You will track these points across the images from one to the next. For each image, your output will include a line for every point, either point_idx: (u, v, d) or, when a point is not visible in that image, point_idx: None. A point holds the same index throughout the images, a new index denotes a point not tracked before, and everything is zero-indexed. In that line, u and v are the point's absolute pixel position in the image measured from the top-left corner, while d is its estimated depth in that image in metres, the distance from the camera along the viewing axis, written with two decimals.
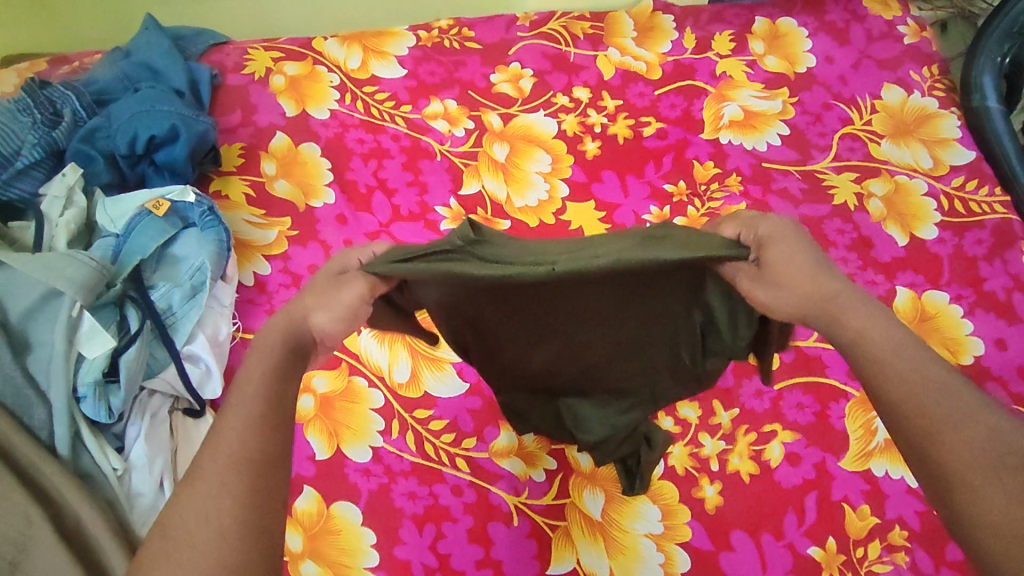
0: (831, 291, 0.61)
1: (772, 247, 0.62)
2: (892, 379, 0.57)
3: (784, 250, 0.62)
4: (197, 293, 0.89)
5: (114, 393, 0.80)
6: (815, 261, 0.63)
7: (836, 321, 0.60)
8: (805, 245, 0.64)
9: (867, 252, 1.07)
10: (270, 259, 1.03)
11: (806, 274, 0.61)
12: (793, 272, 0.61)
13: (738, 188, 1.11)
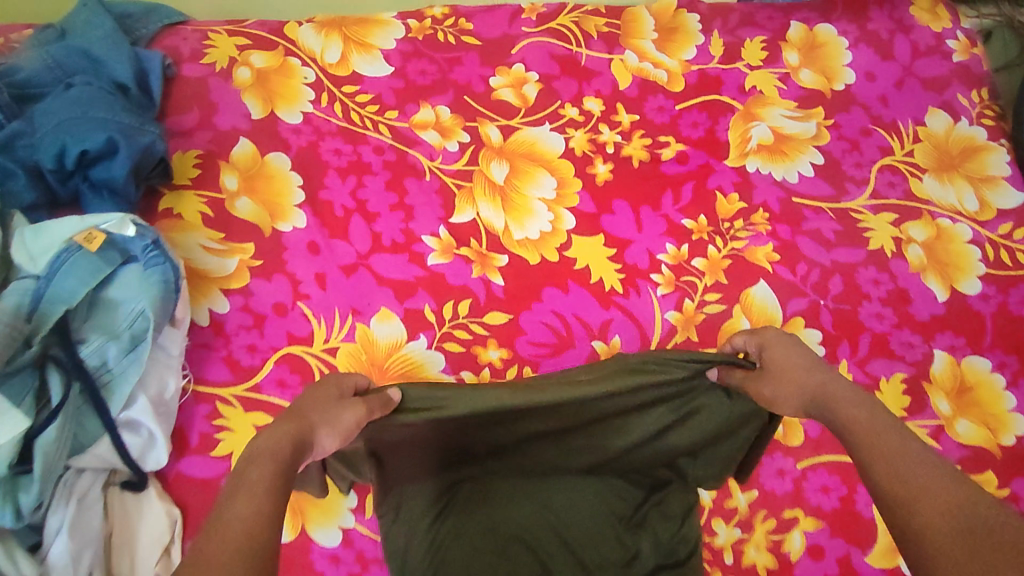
0: (831, 384, 0.67)
1: (773, 348, 0.76)
2: (883, 446, 0.57)
3: (778, 356, 0.75)
4: (138, 346, 0.76)
5: (26, 484, 0.68)
6: (824, 376, 0.69)
7: (831, 407, 0.66)
8: (809, 358, 0.73)
9: (904, 307, 0.96)
10: (228, 295, 0.89)
11: (804, 369, 0.71)
12: (791, 367, 0.72)
13: (765, 227, 0.99)
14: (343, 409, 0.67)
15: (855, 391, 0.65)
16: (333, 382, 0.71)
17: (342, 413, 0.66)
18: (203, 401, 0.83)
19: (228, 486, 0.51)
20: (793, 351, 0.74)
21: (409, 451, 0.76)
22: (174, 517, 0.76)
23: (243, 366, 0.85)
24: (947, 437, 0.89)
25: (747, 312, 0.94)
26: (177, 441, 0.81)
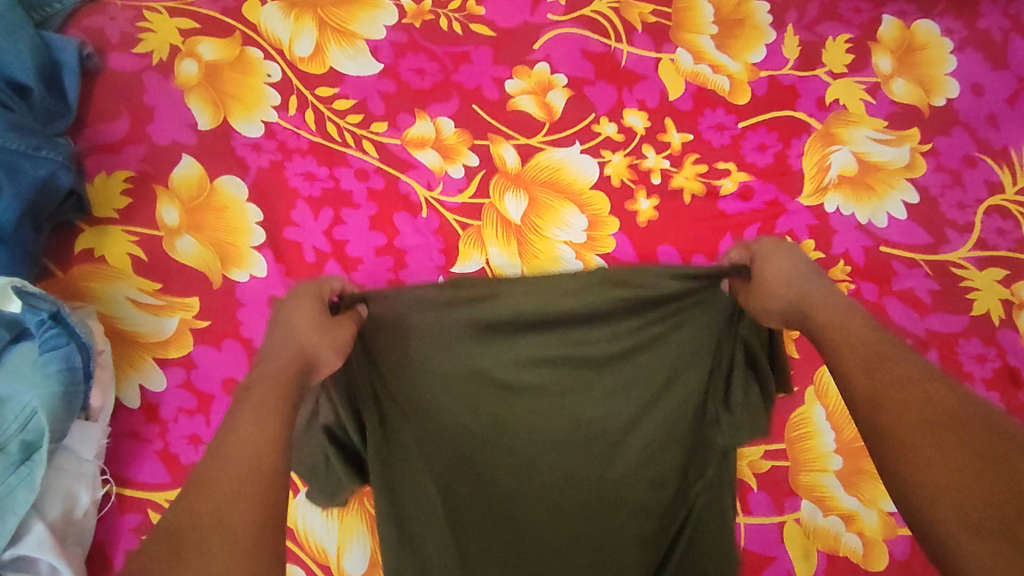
0: (810, 292, 0.57)
1: (773, 256, 0.63)
2: (852, 344, 0.50)
3: (777, 266, 0.61)
4: (33, 455, 0.57)
5: None
6: (807, 283, 0.58)
7: (803, 316, 0.56)
8: (810, 268, 0.60)
9: (1013, 391, 0.78)
10: (165, 367, 0.69)
11: (795, 278, 0.59)
12: (783, 278, 0.60)
13: (846, 285, 0.79)
14: (318, 319, 0.56)
15: (837, 301, 0.55)
16: (307, 287, 0.60)
17: (335, 329, 0.57)
18: (131, 510, 0.65)
19: (220, 428, 0.44)
20: (794, 263, 0.61)
21: (437, 399, 0.66)
22: None
23: (182, 464, 0.66)
24: None
25: (823, 399, 0.73)
26: (97, 562, 0.64)
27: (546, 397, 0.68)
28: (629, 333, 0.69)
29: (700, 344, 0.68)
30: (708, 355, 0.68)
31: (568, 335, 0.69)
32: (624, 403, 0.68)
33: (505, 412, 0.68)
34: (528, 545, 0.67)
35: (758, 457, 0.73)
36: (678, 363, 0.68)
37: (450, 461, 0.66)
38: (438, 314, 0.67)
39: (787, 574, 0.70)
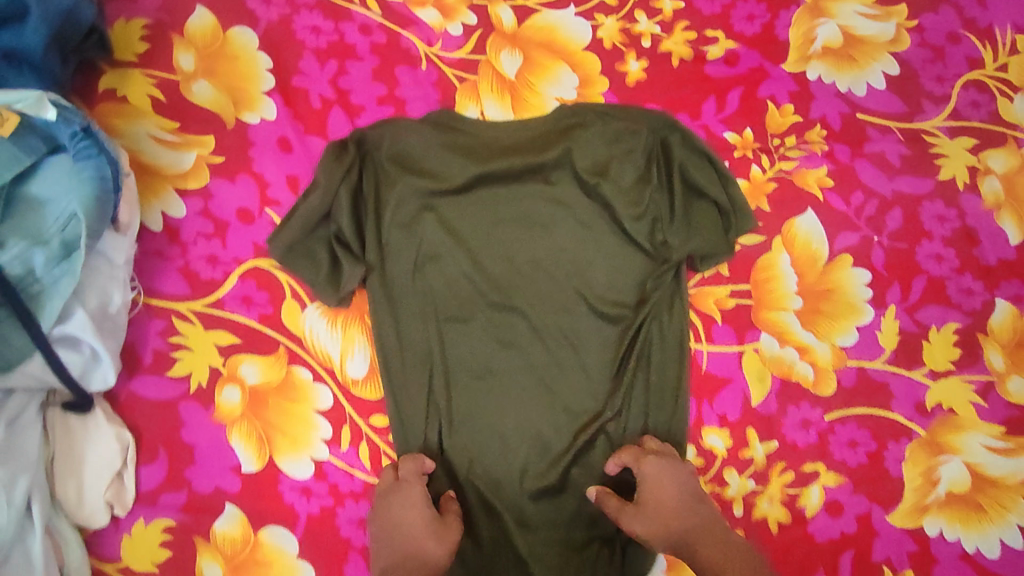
0: (695, 529, 0.67)
1: (645, 465, 0.70)
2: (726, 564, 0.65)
3: (654, 494, 0.69)
4: (72, 253, 0.64)
5: None
6: (683, 524, 0.67)
7: (690, 549, 0.66)
8: (681, 489, 0.69)
9: (969, 249, 0.83)
10: (184, 196, 0.75)
11: (673, 513, 0.68)
12: (666, 515, 0.68)
13: (821, 147, 0.84)
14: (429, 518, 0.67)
15: (712, 531, 0.67)
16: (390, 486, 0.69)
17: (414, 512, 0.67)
18: (157, 316, 0.73)
19: None
20: (669, 475, 0.70)
21: (422, 205, 0.77)
22: (126, 441, 0.69)
23: (202, 279, 0.74)
24: (996, 395, 0.80)
25: (788, 245, 0.81)
26: (128, 359, 0.72)
27: (518, 212, 0.79)
28: (588, 159, 0.79)
29: (647, 181, 0.80)
30: (655, 191, 0.80)
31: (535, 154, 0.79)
32: (588, 222, 0.79)
33: (486, 224, 0.78)
34: (510, 341, 0.77)
35: (724, 296, 0.80)
36: (628, 199, 0.79)
37: (439, 267, 0.77)
38: (426, 141, 0.78)
39: (743, 395, 0.78)
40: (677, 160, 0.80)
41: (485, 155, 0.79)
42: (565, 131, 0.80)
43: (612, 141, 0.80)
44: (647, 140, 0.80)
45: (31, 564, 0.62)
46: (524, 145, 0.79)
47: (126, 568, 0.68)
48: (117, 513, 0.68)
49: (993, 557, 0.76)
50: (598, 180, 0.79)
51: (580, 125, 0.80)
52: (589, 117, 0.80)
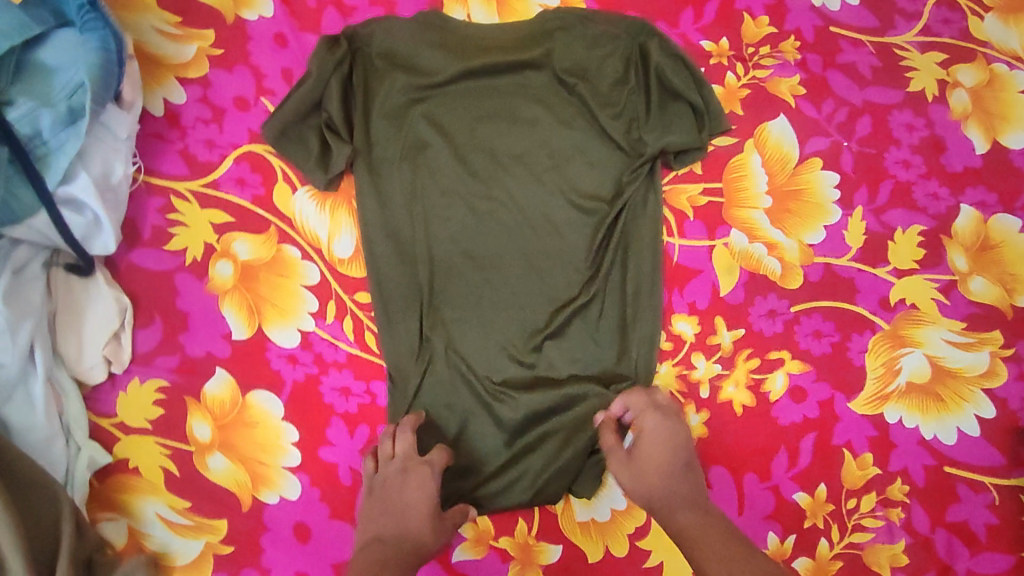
0: (678, 495, 0.68)
1: (645, 420, 0.72)
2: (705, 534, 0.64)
3: (650, 450, 0.71)
4: (77, 120, 0.67)
5: None
6: (667, 485, 0.69)
7: (668, 513, 0.67)
8: (676, 453, 0.71)
9: (936, 157, 0.86)
10: (184, 84, 0.79)
11: (663, 473, 0.70)
12: (657, 471, 0.70)
13: (794, 57, 0.87)
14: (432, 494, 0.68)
15: (693, 500, 0.69)
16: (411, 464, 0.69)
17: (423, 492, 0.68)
18: (156, 194, 0.77)
19: None
20: (664, 436, 0.71)
21: (407, 98, 0.81)
22: (125, 305, 0.73)
23: (199, 161, 0.78)
24: (958, 294, 0.83)
25: (760, 147, 0.84)
26: (128, 232, 0.76)
27: (501, 108, 0.83)
28: (567, 61, 0.83)
29: (624, 83, 0.84)
30: (633, 92, 0.83)
31: (516, 55, 0.83)
32: (567, 119, 0.83)
33: (470, 118, 0.82)
34: (492, 227, 0.80)
35: (697, 194, 0.83)
36: (606, 100, 0.83)
37: (425, 154, 0.80)
38: (414, 37, 0.82)
39: (713, 285, 0.81)
40: (654, 63, 0.82)
41: (469, 56, 0.83)
42: (547, 34, 0.84)
43: (591, 45, 0.84)
44: (625, 46, 0.84)
45: (34, 406, 0.66)
46: (506, 47, 0.83)
47: (121, 424, 0.72)
48: (114, 370, 0.72)
49: (950, 443, 0.79)
50: (577, 80, 0.83)
51: (561, 28, 0.83)
52: (570, 22, 0.84)
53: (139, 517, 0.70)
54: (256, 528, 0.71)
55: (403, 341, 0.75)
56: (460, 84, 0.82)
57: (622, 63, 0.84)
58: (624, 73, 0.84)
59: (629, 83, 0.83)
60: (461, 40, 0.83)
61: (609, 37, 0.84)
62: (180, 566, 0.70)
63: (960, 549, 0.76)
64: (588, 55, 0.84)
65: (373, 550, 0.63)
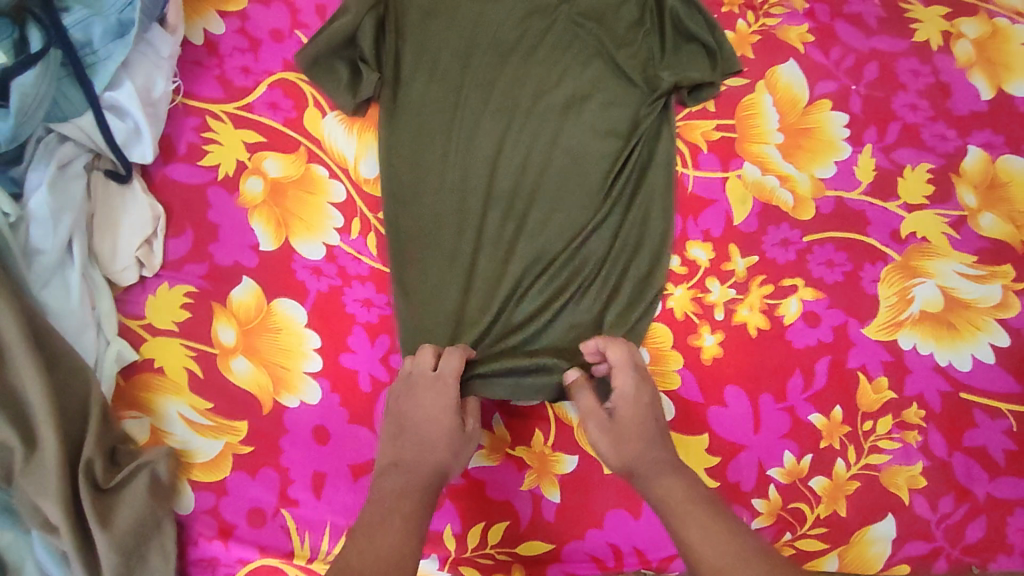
0: (657, 459, 0.66)
1: (620, 378, 0.70)
2: (688, 509, 0.62)
3: (626, 414, 0.68)
4: (125, 33, 0.73)
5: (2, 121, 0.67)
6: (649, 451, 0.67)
7: (648, 479, 0.65)
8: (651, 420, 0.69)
9: (943, 101, 0.89)
10: (224, 17, 0.84)
11: (639, 437, 0.67)
12: (633, 435, 0.67)
13: (802, 7, 0.91)
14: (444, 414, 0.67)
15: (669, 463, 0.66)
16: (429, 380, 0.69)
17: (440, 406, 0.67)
18: (192, 114, 0.81)
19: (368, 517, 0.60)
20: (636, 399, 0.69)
21: (433, 34, 0.85)
22: (158, 212, 0.75)
23: (235, 85, 0.82)
24: (969, 229, 0.84)
25: (771, 88, 0.87)
26: (164, 148, 0.79)
27: (521, 47, 0.86)
28: (586, 3, 0.87)
29: (640, 27, 0.87)
30: (648, 34, 0.87)
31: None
32: (584, 58, 0.86)
33: (491, 55, 0.85)
34: (511, 157, 0.82)
35: (710, 129, 0.86)
36: (621, 41, 0.86)
37: (448, 89, 0.83)
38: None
39: (726, 215, 0.83)
40: (668, 6, 0.86)
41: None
42: None
43: None
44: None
45: (69, 292, 0.70)
46: None
47: (149, 325, 0.74)
48: (146, 273, 0.75)
49: (965, 370, 0.79)
50: (594, 22, 0.87)
51: None
52: None
53: (161, 416, 0.71)
54: (277, 429, 0.72)
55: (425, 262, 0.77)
56: (482, 26, 0.86)
57: (639, 8, 0.88)
58: (640, 16, 0.88)
59: (643, 25, 0.87)
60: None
61: None
62: (200, 463, 0.70)
63: (978, 473, 0.76)
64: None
65: (394, 473, 0.64)
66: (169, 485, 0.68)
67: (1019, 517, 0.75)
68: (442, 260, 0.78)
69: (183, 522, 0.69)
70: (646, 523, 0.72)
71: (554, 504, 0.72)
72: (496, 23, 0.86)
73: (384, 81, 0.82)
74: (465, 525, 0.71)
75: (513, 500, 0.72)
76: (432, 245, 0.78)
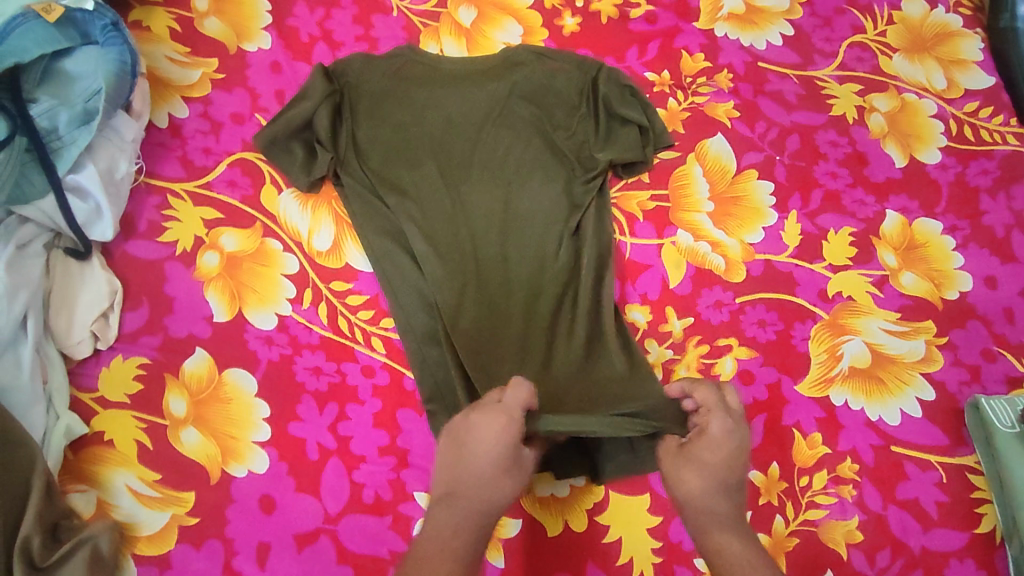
0: (710, 509, 0.64)
1: (713, 423, 0.67)
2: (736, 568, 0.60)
3: (705, 455, 0.66)
4: (90, 119, 0.78)
5: None
6: (719, 488, 0.65)
7: (703, 532, 0.64)
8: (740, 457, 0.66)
9: (861, 169, 0.96)
10: (188, 102, 0.90)
11: (705, 483, 0.65)
12: (706, 478, 0.65)
13: (727, 85, 0.99)
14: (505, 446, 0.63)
15: (718, 516, 0.64)
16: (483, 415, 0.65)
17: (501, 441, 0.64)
18: (154, 193, 0.85)
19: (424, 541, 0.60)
20: (718, 436, 0.66)
21: (385, 115, 0.91)
22: (115, 287, 0.79)
23: (196, 165, 0.87)
24: (891, 287, 0.90)
25: (700, 160, 0.94)
26: (125, 226, 0.83)
27: (464, 130, 0.91)
28: (528, 87, 0.94)
29: (577, 110, 0.94)
30: (585, 116, 0.93)
31: (482, 84, 0.93)
32: (525, 137, 0.91)
33: (439, 138, 0.91)
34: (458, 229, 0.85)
35: (646, 199, 0.92)
36: (559, 125, 0.93)
37: (400, 165, 0.88)
38: (390, 71, 0.93)
39: (662, 278, 0.88)
40: (602, 92, 0.93)
41: (441, 83, 0.93)
42: (510, 68, 0.95)
43: (548, 76, 0.94)
44: (578, 79, 0.95)
45: (20, 368, 0.70)
46: (474, 75, 0.94)
47: (101, 398, 0.75)
48: (100, 346, 0.77)
49: (894, 424, 0.82)
50: (534, 105, 0.93)
51: (522, 63, 0.95)
52: (531, 58, 0.95)
53: (109, 489, 0.72)
54: (223, 500, 0.73)
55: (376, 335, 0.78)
56: (431, 110, 0.92)
57: (575, 90, 0.94)
58: (576, 99, 0.94)
59: (580, 107, 0.94)
60: (432, 72, 0.94)
61: (563, 69, 0.95)
62: (146, 536, 0.71)
63: (912, 525, 0.78)
64: (543, 82, 0.94)
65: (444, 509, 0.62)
66: (111, 559, 0.68)
67: (954, 569, 0.76)
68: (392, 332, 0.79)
69: None
70: None
71: (499, 569, 0.73)
72: (443, 106, 0.92)
73: (338, 161, 0.87)
74: None
75: None
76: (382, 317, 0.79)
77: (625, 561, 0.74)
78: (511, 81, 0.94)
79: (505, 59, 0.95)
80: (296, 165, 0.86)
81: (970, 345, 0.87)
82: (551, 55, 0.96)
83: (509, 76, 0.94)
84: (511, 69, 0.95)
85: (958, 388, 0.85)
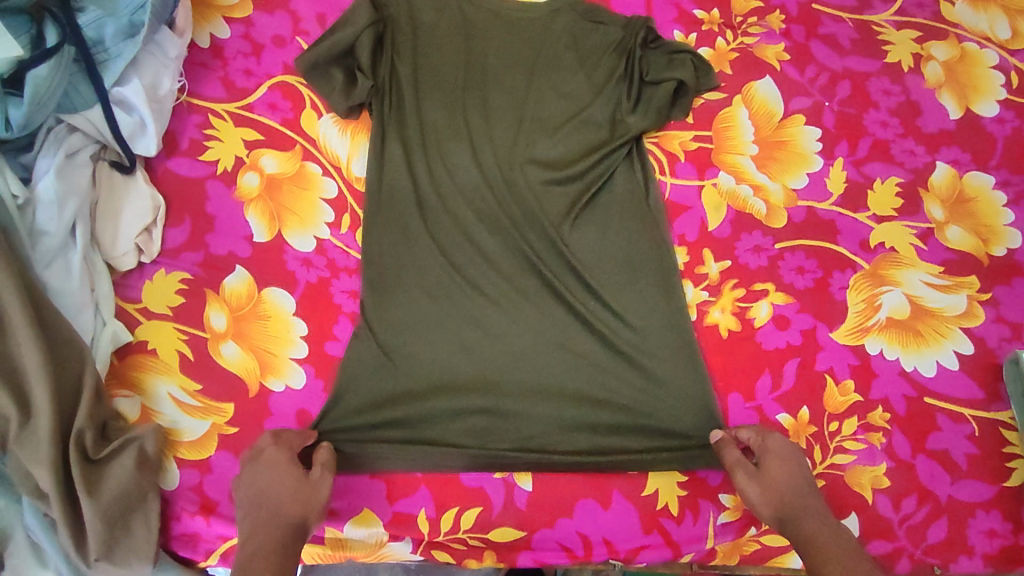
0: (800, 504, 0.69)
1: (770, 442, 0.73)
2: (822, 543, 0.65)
3: (775, 467, 0.71)
4: (135, 33, 0.78)
5: (17, 106, 0.72)
6: (803, 493, 0.70)
7: (794, 521, 0.68)
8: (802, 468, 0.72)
9: (912, 119, 0.93)
10: (230, 23, 0.89)
11: (790, 488, 0.70)
12: (786, 483, 0.70)
13: (778, 27, 0.96)
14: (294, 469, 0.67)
15: (803, 509, 0.69)
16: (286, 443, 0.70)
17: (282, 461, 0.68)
18: (196, 113, 0.85)
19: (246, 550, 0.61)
20: (784, 452, 0.72)
21: (422, 49, 0.90)
22: (158, 203, 0.80)
23: (237, 87, 0.86)
24: (936, 240, 0.88)
25: (747, 103, 0.92)
26: (168, 143, 0.84)
27: (499, 84, 0.90)
28: (564, 41, 0.93)
29: (612, 71, 0.92)
30: (619, 79, 0.91)
31: (518, 32, 0.93)
32: (549, 93, 0.90)
33: (471, 92, 0.89)
34: (472, 197, 0.85)
35: (688, 139, 0.90)
36: (597, 88, 0.91)
37: (428, 101, 0.88)
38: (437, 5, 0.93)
39: (701, 220, 0.87)
40: (643, 56, 0.92)
41: (479, 27, 0.92)
42: (548, 21, 0.93)
43: (584, 37, 0.93)
44: (619, 39, 0.93)
45: (70, 274, 0.74)
46: (513, 20, 0.93)
47: (144, 309, 0.77)
48: (144, 259, 0.78)
49: (929, 375, 0.81)
50: (570, 58, 0.92)
51: (562, 17, 0.93)
52: (571, 13, 0.94)
53: (151, 396, 0.74)
54: (261, 412, 0.75)
55: (391, 295, 0.80)
56: (473, 61, 0.91)
57: (614, 53, 0.93)
58: (611, 62, 0.92)
59: (613, 70, 0.92)
60: (472, 13, 0.93)
61: (606, 30, 0.93)
62: (187, 442, 0.73)
63: (940, 475, 0.78)
64: (576, 39, 0.93)
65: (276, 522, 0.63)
66: (155, 460, 0.71)
67: (979, 520, 0.77)
68: (402, 290, 0.80)
69: (167, 498, 0.72)
70: (614, 513, 0.74)
71: (526, 492, 0.74)
72: (477, 49, 0.91)
73: (376, 93, 0.87)
74: (437, 511, 0.73)
75: (486, 487, 0.74)
76: (388, 276, 0.81)
77: (650, 493, 0.75)
78: (542, 34, 0.93)
79: (546, 12, 0.94)
80: (337, 92, 0.85)
81: (1014, 302, 0.85)
82: (594, 13, 0.94)
83: (543, 31, 0.93)
84: (552, 25, 0.93)
85: (998, 344, 0.83)
